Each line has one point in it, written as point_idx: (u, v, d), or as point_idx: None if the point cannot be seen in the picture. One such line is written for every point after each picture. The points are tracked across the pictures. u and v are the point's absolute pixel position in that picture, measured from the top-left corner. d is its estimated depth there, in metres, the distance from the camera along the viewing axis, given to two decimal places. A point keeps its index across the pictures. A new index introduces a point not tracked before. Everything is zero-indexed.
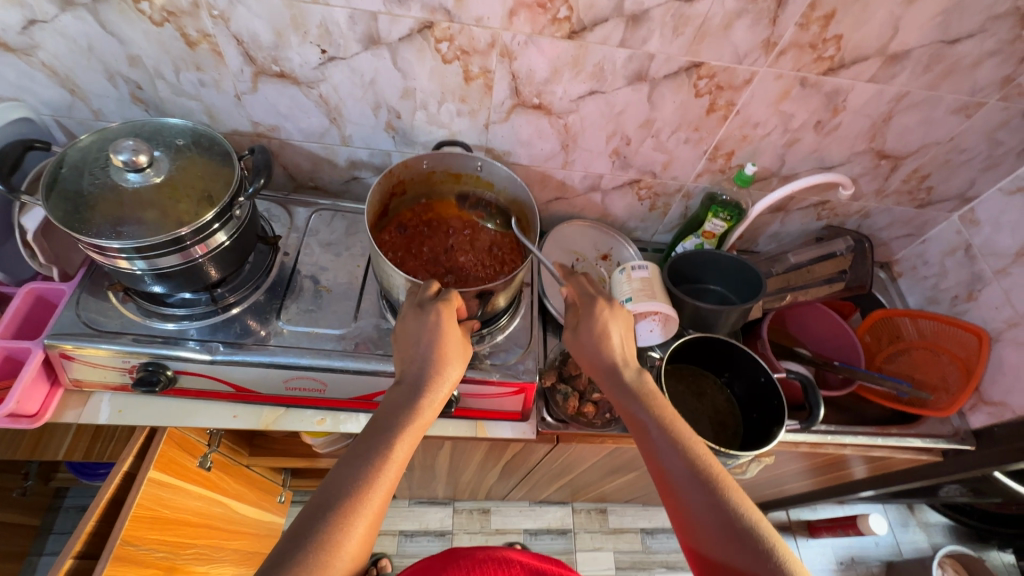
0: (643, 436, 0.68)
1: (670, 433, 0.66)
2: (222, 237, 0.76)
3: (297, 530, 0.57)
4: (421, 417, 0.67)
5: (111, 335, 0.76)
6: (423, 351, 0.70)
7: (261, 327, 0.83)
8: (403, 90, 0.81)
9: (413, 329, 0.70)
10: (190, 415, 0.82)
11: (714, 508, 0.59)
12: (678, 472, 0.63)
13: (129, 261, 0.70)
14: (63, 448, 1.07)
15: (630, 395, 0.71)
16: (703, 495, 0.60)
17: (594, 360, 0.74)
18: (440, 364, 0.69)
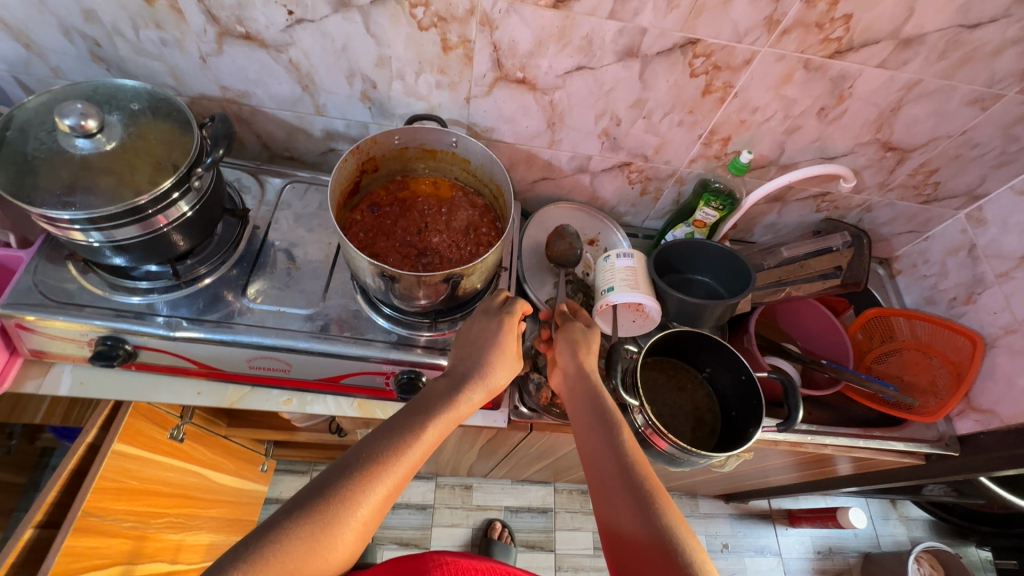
0: (592, 442, 0.66)
1: (618, 432, 0.65)
2: (184, 207, 0.72)
3: (316, 485, 0.55)
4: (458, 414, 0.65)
5: (71, 307, 0.74)
6: (480, 354, 0.70)
7: (232, 301, 0.80)
8: (378, 58, 0.76)
9: (476, 332, 0.72)
10: (154, 390, 0.81)
11: (643, 515, 0.57)
12: (617, 471, 0.61)
13: (83, 233, 0.67)
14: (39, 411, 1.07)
15: (597, 396, 0.70)
16: (639, 508, 0.58)
17: (569, 361, 0.74)
18: (487, 369, 0.69)
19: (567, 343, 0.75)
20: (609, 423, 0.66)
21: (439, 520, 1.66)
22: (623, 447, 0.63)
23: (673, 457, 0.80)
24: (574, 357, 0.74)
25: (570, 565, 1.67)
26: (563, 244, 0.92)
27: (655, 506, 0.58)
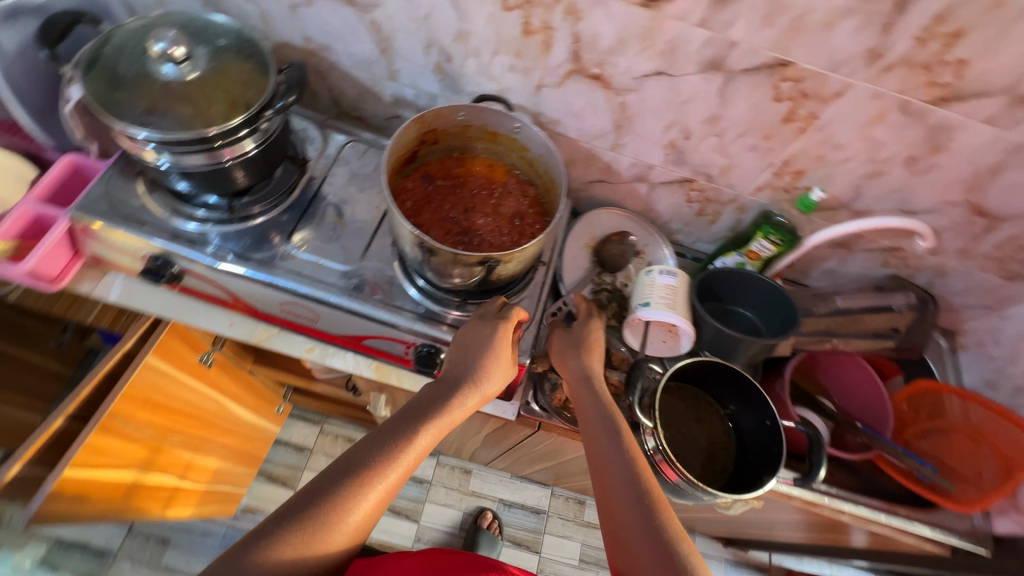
0: (599, 453, 0.65)
1: (622, 442, 0.64)
2: (249, 145, 0.75)
3: (309, 489, 0.55)
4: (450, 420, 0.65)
5: (133, 222, 0.78)
6: (474, 357, 0.69)
7: (277, 242, 0.83)
8: (458, 32, 0.76)
9: (472, 335, 0.72)
10: (192, 314, 0.85)
11: (648, 527, 0.56)
12: (619, 481, 0.61)
13: (154, 154, 0.70)
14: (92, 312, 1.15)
15: (598, 408, 0.69)
16: (641, 518, 0.57)
17: (570, 367, 0.76)
18: (481, 374, 0.69)
19: (570, 346, 0.78)
20: (608, 436, 0.66)
21: (433, 497, 1.68)
22: (624, 458, 0.62)
23: (677, 487, 0.78)
24: (581, 361, 0.76)
25: (552, 571, 1.65)
26: (617, 248, 0.95)
27: (653, 519, 0.56)
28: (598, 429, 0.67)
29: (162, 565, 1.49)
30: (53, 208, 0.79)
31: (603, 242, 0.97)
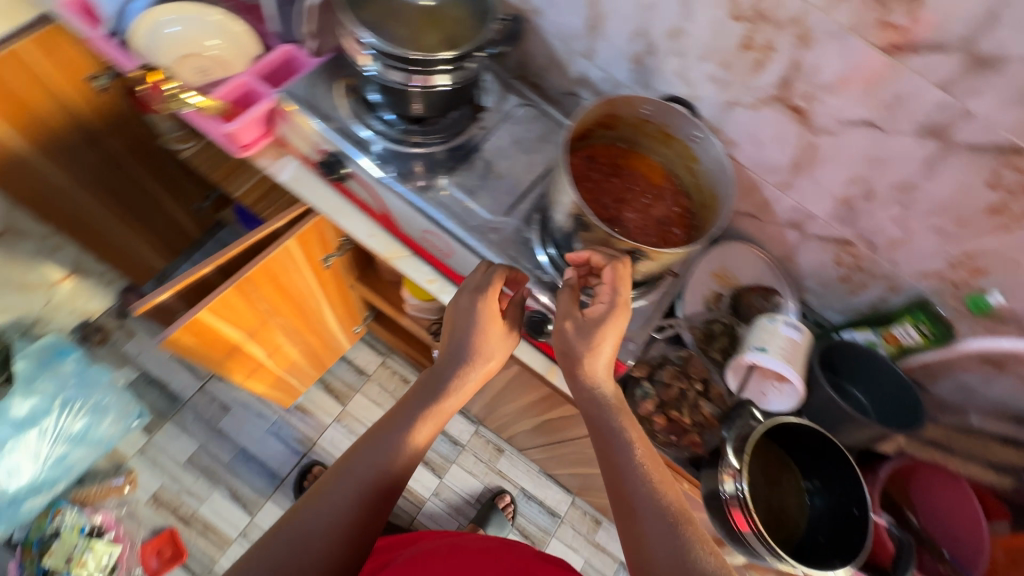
0: (610, 464, 0.71)
1: (642, 459, 0.71)
2: (443, 80, 0.79)
3: (340, 467, 0.74)
4: (438, 404, 0.81)
5: (322, 114, 0.86)
6: (466, 338, 0.79)
7: (423, 179, 0.86)
8: (674, 28, 0.77)
9: (462, 312, 0.78)
10: (339, 213, 0.91)
11: (668, 535, 0.63)
12: (637, 494, 0.67)
13: (367, 61, 0.77)
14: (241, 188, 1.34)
15: (595, 421, 0.75)
16: (654, 520, 0.64)
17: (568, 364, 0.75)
18: (476, 348, 0.79)
19: (566, 341, 0.74)
20: (607, 447, 0.72)
21: (461, 461, 1.73)
22: (628, 465, 0.70)
23: (739, 538, 0.76)
24: (583, 360, 0.73)
25: None
26: (761, 302, 0.94)
27: (659, 523, 0.64)
28: (610, 442, 0.73)
29: (218, 428, 1.64)
30: (264, 87, 0.88)
31: (747, 289, 0.96)
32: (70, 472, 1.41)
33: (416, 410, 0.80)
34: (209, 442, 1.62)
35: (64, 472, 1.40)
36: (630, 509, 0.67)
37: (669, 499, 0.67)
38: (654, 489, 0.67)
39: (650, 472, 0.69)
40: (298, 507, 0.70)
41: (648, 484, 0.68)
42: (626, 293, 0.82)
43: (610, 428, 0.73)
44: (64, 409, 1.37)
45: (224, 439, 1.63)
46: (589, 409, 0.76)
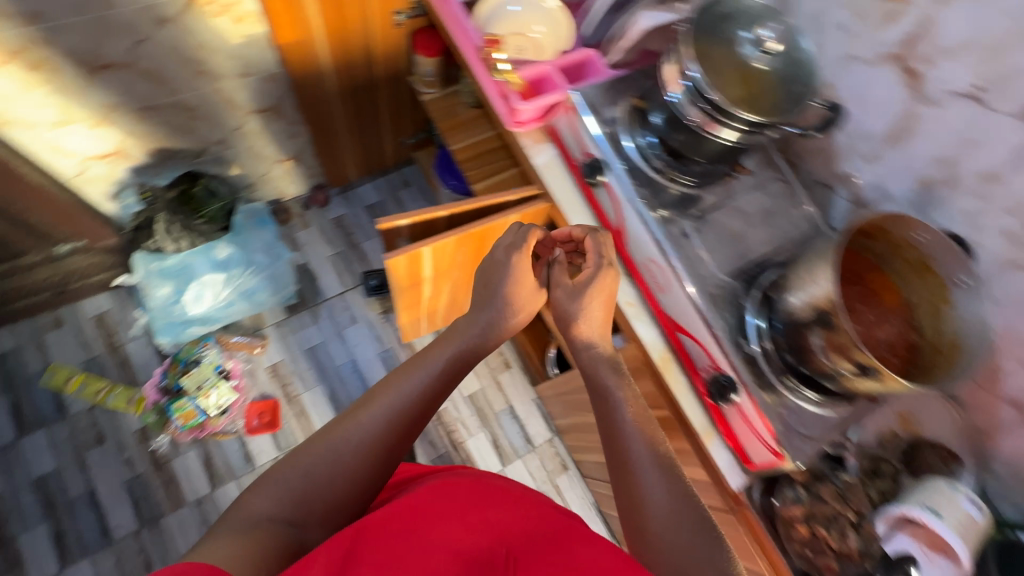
0: (610, 425, 0.82)
1: (641, 424, 0.81)
2: (732, 135, 0.81)
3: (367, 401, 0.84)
4: (472, 342, 0.93)
5: (605, 119, 0.93)
6: (498, 286, 0.93)
7: (654, 208, 0.90)
8: (991, 172, 0.75)
9: (497, 269, 0.93)
10: (574, 210, 0.98)
11: (663, 487, 0.73)
12: (640, 454, 0.77)
13: (678, 90, 0.82)
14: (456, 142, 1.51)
15: (594, 387, 0.87)
16: (652, 481, 0.74)
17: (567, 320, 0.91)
18: (506, 302, 0.93)
19: (567, 296, 0.90)
20: (609, 415, 0.83)
21: (526, 461, 1.78)
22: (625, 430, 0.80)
23: None
24: (578, 313, 0.89)
25: None
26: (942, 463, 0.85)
27: (653, 484, 0.74)
28: (613, 404, 0.84)
29: (341, 333, 1.79)
30: (559, 79, 0.95)
31: (932, 447, 0.87)
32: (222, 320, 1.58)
33: (447, 349, 0.91)
34: (330, 340, 1.78)
35: (218, 317, 1.58)
36: (628, 473, 0.77)
37: (664, 448, 0.78)
38: (649, 456, 0.76)
39: (647, 434, 0.79)
40: (337, 425, 0.80)
41: (646, 446, 0.77)
42: (812, 396, 0.81)
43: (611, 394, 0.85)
44: (246, 269, 1.54)
45: (342, 344, 1.78)
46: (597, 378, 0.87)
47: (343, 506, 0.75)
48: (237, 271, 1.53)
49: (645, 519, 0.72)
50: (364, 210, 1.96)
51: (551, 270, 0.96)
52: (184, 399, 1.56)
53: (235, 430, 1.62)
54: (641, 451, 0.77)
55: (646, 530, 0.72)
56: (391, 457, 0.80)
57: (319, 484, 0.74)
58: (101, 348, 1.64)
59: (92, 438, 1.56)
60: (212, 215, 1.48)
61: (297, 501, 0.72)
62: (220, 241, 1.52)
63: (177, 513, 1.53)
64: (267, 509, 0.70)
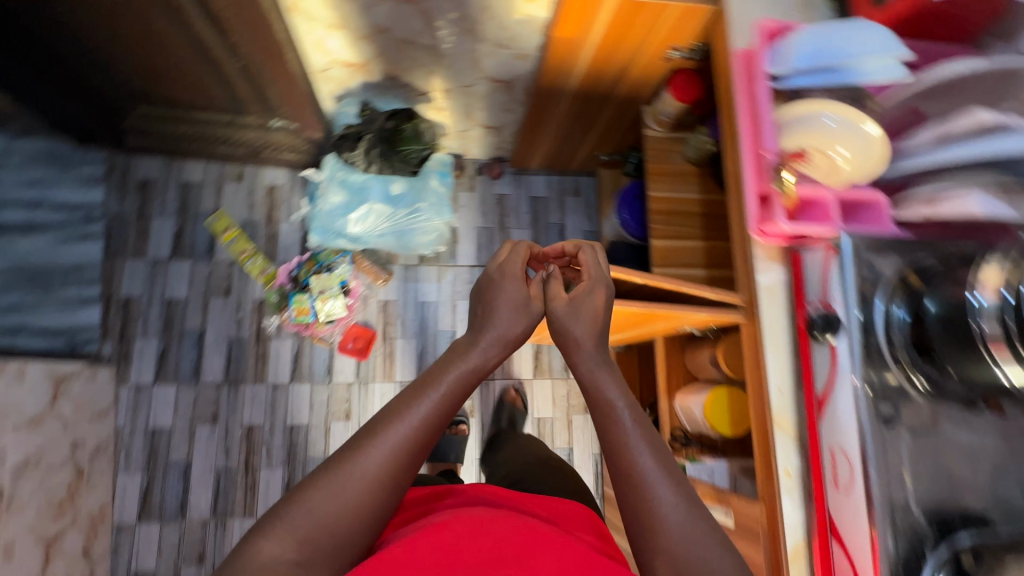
0: (603, 433, 0.76)
1: (644, 429, 0.74)
2: (1002, 373, 0.73)
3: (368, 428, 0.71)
4: (477, 363, 0.78)
5: (868, 269, 0.80)
6: (489, 302, 0.87)
7: (868, 386, 0.77)
8: None
9: (489, 292, 0.87)
10: (773, 348, 0.91)
11: (669, 498, 0.68)
12: (644, 468, 0.70)
13: (983, 292, 0.73)
14: (656, 191, 1.44)
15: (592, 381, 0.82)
16: (661, 486, 0.68)
17: (563, 333, 0.86)
18: (497, 317, 0.85)
19: (568, 307, 0.86)
20: (609, 407, 0.77)
21: None
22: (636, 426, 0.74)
23: None
24: (576, 321, 0.86)
25: None
26: None
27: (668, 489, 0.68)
28: (616, 412, 0.76)
29: (455, 302, 1.81)
30: (832, 212, 0.84)
31: None
32: (366, 245, 1.62)
33: (449, 375, 0.75)
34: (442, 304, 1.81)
35: (365, 240, 1.61)
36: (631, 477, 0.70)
37: (676, 466, 0.72)
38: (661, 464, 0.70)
39: (655, 447, 0.72)
40: (342, 461, 0.68)
41: (653, 454, 0.71)
42: None
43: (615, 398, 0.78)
44: (409, 212, 1.60)
45: (451, 312, 1.80)
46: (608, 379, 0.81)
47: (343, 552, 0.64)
48: (402, 209, 1.59)
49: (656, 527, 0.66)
50: (527, 198, 1.94)
51: (551, 285, 0.90)
52: (304, 297, 1.66)
53: (330, 341, 1.72)
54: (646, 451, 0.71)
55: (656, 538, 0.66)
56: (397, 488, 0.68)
57: (327, 522, 0.63)
58: (261, 216, 1.77)
59: (220, 288, 1.71)
60: (410, 156, 1.52)
61: (305, 540, 0.62)
62: (400, 177, 1.58)
63: (255, 387, 1.67)
64: (283, 552, 0.61)
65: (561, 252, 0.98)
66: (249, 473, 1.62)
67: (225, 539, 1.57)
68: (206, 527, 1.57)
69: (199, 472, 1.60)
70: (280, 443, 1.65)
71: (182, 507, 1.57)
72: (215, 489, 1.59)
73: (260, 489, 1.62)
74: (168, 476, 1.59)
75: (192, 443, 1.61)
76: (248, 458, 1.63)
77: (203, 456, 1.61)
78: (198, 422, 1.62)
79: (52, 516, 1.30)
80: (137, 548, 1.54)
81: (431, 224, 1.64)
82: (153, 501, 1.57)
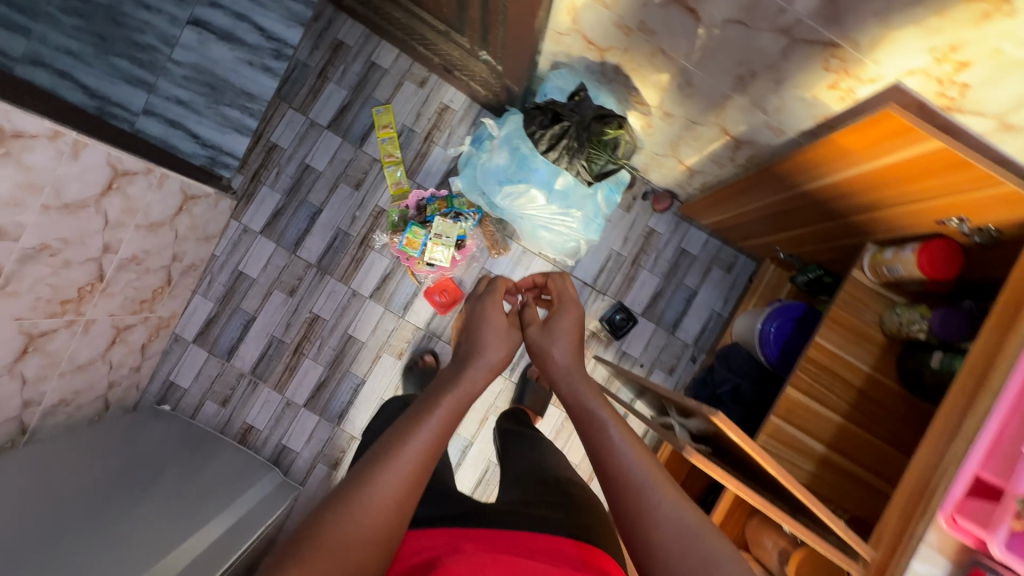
0: (591, 438, 0.95)
1: (623, 433, 0.93)
2: None
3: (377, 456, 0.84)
4: (465, 380, 1.00)
5: None
6: (480, 330, 1.09)
7: None
8: None
9: (471, 316, 1.12)
10: None
11: (650, 491, 0.84)
12: (630, 464, 0.88)
13: None
14: (824, 341, 1.23)
15: (576, 396, 1.05)
16: (652, 490, 0.84)
17: (550, 366, 1.10)
18: (484, 334, 1.09)
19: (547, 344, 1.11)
20: (588, 415, 0.99)
21: None
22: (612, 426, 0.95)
23: None
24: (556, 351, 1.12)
25: None
26: None
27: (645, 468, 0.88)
28: (602, 422, 0.95)
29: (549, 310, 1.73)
30: None
31: None
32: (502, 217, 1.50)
33: (443, 403, 0.93)
34: None
35: (504, 212, 1.49)
36: (616, 459, 0.90)
37: (647, 465, 0.88)
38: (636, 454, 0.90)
39: (633, 446, 0.91)
40: (353, 493, 0.78)
41: (632, 449, 0.90)
42: None
43: (588, 408, 1.00)
44: (560, 213, 1.45)
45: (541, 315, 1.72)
46: (588, 400, 1.02)
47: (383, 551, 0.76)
48: (555, 206, 1.44)
49: (642, 495, 0.84)
50: (675, 247, 1.76)
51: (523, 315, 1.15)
52: (421, 231, 1.60)
53: (421, 281, 1.68)
54: (622, 440, 0.92)
55: (647, 509, 0.83)
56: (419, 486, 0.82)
57: (352, 537, 0.73)
58: (421, 130, 1.71)
59: (353, 178, 1.70)
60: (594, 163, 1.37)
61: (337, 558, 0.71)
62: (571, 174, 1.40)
63: (337, 284, 1.69)
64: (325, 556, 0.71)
65: (531, 285, 1.31)
66: (296, 355, 1.68)
67: (251, 399, 1.66)
68: (241, 379, 1.66)
69: (258, 330, 1.67)
70: (335, 346, 1.69)
71: (230, 351, 1.66)
72: (263, 352, 1.67)
73: (298, 374, 1.67)
74: (232, 319, 1.67)
75: (264, 302, 1.67)
76: (301, 342, 1.68)
77: (268, 318, 1.67)
78: (277, 287, 1.67)
79: (132, 310, 1.40)
80: (182, 364, 1.65)
81: (574, 232, 1.50)
82: (210, 333, 1.66)
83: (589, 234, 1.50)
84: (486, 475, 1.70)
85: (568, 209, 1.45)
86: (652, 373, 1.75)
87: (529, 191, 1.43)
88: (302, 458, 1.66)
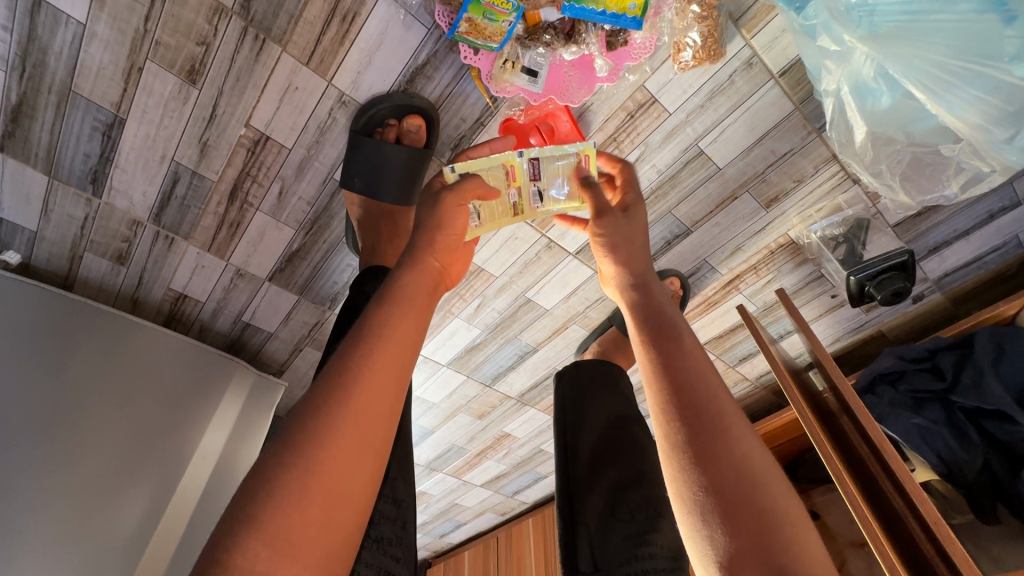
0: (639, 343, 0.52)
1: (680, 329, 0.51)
2: None
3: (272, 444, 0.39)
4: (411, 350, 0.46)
5: None
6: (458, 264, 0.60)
7: None
8: None
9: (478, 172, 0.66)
10: None
11: (714, 431, 0.42)
12: (687, 382, 0.45)
13: None
14: None
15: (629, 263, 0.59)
16: (728, 445, 0.41)
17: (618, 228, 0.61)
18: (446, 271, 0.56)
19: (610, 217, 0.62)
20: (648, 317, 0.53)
21: None
22: (691, 347, 0.49)
23: None
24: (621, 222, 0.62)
25: (463, 486, 1.58)
26: None
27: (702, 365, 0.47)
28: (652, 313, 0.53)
29: (735, 197, 0.88)
30: None
31: None
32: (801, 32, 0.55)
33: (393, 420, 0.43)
34: (716, 182, 0.86)
35: (814, 25, 0.54)
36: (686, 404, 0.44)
37: (716, 394, 0.45)
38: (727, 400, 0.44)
39: (695, 362, 0.47)
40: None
41: (686, 359, 0.47)
42: None
43: (646, 318, 0.53)
44: (951, 87, 0.52)
45: (718, 203, 0.88)
46: (644, 300, 0.55)
47: (325, 531, 0.36)
48: (980, 73, 0.51)
49: (737, 471, 0.40)
50: None
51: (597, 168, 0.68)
52: (510, 4, 0.61)
53: (494, 101, 0.75)
54: (665, 331, 0.50)
55: (736, 510, 0.38)
56: (396, 405, 0.43)
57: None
58: None
59: None
60: None
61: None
62: None
63: (298, 72, 0.71)
64: None
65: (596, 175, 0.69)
66: (235, 205, 0.86)
67: (170, 261, 0.94)
68: (141, 229, 0.89)
69: (141, 149, 0.78)
70: (311, 199, 0.86)
71: (96, 180, 0.81)
72: (169, 192, 0.84)
73: (248, 235, 0.90)
74: (69, 118, 0.74)
75: (133, 91, 0.72)
76: (241, 182, 0.83)
77: (157, 130, 0.76)
78: (149, 59, 0.69)
79: None
80: (5, 188, 0.82)
81: (970, 143, 0.57)
82: (35, 138, 0.76)
83: (1010, 154, 0.56)
84: (545, 380, 1.23)
85: (993, 77, 0.51)
86: (838, 308, 1.05)
87: (961, 2, 0.49)
88: (279, 339, 1.09)
